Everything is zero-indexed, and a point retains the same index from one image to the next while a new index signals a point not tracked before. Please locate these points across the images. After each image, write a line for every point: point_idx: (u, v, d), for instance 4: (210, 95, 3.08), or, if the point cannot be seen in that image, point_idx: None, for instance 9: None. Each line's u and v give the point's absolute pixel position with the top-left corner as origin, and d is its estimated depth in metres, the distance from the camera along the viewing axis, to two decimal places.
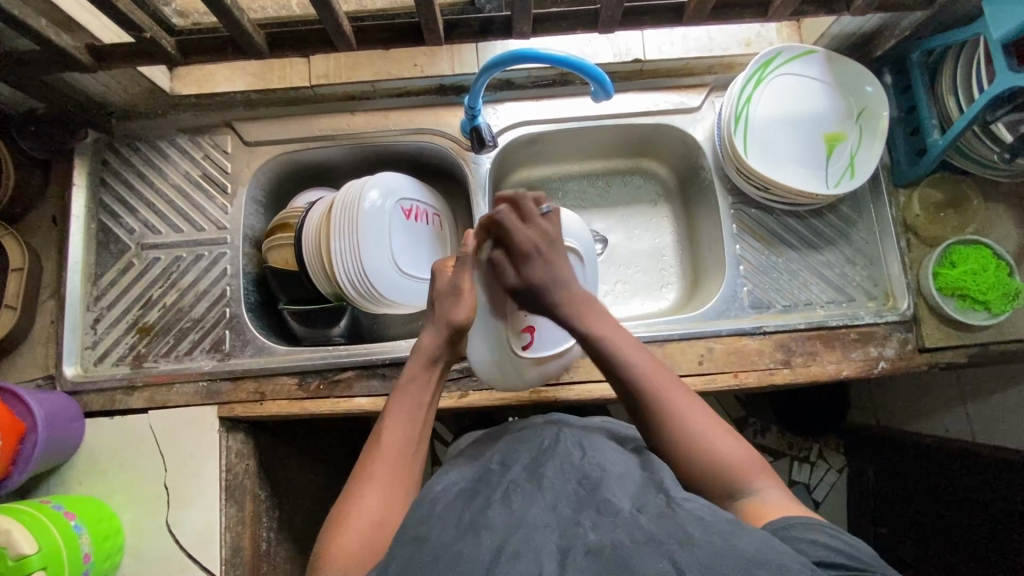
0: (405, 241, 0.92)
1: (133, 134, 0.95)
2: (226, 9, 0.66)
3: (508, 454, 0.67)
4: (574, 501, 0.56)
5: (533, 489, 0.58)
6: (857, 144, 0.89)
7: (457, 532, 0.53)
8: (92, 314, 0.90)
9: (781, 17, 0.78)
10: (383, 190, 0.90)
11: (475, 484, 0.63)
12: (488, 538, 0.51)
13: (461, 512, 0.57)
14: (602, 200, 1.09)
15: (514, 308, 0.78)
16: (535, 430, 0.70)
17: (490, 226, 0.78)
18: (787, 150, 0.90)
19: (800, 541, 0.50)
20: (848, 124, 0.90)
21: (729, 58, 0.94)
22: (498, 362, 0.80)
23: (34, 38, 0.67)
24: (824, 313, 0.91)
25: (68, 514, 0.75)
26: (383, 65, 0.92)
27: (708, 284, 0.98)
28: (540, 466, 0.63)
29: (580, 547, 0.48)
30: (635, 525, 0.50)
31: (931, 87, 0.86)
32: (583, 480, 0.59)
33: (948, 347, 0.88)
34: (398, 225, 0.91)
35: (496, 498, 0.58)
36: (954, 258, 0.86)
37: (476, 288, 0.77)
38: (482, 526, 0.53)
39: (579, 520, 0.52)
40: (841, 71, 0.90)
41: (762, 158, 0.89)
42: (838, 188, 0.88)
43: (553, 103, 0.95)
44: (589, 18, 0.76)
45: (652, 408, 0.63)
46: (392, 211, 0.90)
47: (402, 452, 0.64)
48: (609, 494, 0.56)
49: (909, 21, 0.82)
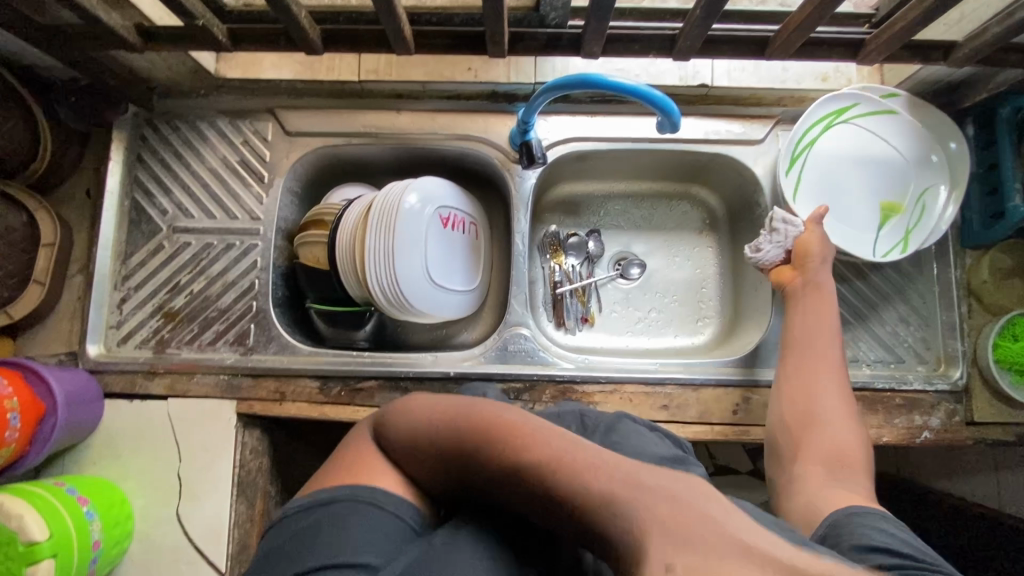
0: (443, 245, 0.89)
1: (173, 111, 0.92)
2: (284, 4, 0.62)
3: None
4: None
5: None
6: (927, 206, 0.85)
7: None
8: (118, 294, 0.89)
9: (872, 62, 0.74)
10: (429, 186, 0.87)
11: None
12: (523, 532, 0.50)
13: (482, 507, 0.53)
14: (646, 223, 1.03)
15: (842, 172, 0.87)
16: (555, 412, 0.67)
17: (860, 126, 0.86)
18: (853, 192, 0.87)
19: (870, 526, 0.53)
20: (925, 179, 0.85)
21: (802, 92, 0.88)
22: (835, 227, 0.85)
23: (84, 16, 0.65)
24: (870, 373, 0.87)
25: (81, 499, 0.74)
26: (435, 66, 0.89)
27: (749, 327, 0.94)
28: None
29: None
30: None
31: (1016, 147, 0.80)
32: None
33: (998, 424, 0.84)
34: (435, 227, 0.88)
35: None
36: (1017, 331, 0.81)
37: (868, 174, 0.86)
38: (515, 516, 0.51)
39: None
40: (927, 121, 0.84)
41: (821, 197, 0.86)
42: (915, 236, 0.85)
43: (607, 121, 0.90)
44: (662, 43, 0.73)
45: (807, 368, 0.74)
46: (430, 204, 0.87)
47: (481, 439, 0.48)
48: None
49: (1007, 76, 0.76)
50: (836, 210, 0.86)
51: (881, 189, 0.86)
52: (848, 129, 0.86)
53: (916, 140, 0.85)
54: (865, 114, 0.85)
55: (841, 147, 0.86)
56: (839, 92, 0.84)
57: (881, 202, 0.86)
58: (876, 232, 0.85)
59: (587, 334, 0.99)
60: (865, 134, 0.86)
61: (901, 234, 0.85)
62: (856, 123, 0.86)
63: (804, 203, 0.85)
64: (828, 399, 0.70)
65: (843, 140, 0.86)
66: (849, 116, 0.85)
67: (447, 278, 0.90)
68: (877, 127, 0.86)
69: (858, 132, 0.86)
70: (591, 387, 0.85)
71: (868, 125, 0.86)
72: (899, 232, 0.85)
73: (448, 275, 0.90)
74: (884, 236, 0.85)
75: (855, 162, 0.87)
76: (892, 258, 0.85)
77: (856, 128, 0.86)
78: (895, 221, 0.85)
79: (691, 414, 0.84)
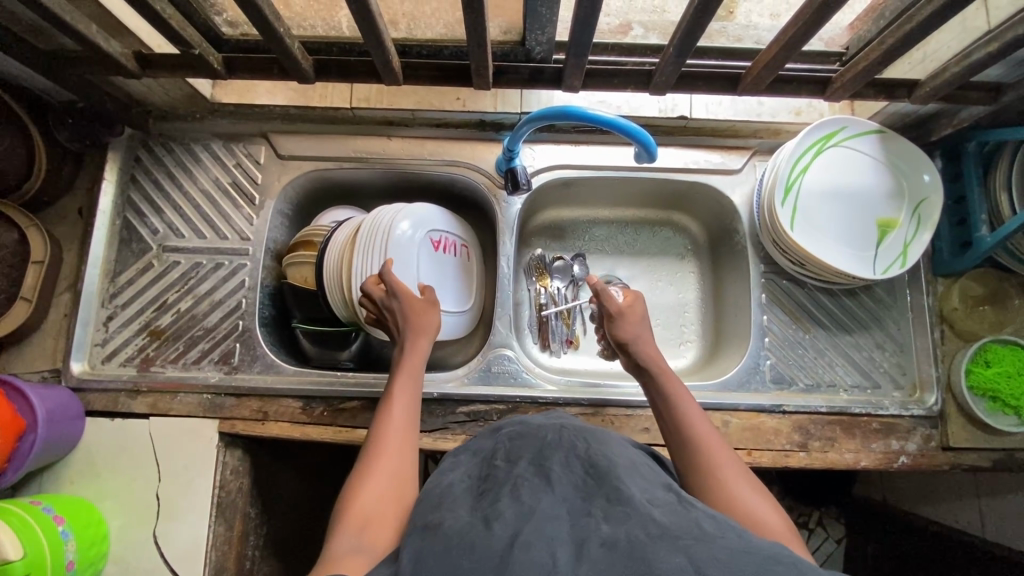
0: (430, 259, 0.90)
1: (168, 134, 0.95)
2: (279, 37, 0.65)
3: (512, 446, 0.59)
4: (583, 492, 0.50)
5: (541, 482, 0.51)
6: (914, 229, 0.86)
7: (467, 523, 0.47)
8: (105, 311, 0.90)
9: (839, 98, 0.78)
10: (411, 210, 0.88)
11: (483, 480, 0.55)
12: (500, 530, 0.45)
13: (470, 508, 0.50)
14: (628, 248, 1.06)
15: (832, 194, 0.88)
16: (534, 426, 0.61)
17: (844, 150, 0.88)
18: (840, 219, 0.88)
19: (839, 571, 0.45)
20: (907, 204, 0.87)
21: (776, 125, 0.92)
22: (829, 252, 0.87)
23: (85, 44, 0.67)
24: (846, 398, 0.88)
25: (57, 518, 0.73)
26: (425, 95, 0.92)
27: (730, 351, 0.95)
28: (545, 458, 0.55)
29: (595, 540, 0.44)
30: (648, 517, 0.46)
31: (983, 179, 0.83)
32: (589, 469, 0.53)
33: (972, 449, 0.85)
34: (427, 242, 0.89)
35: (504, 492, 0.50)
36: (989, 357, 0.83)
37: (857, 195, 0.88)
38: (493, 516, 0.47)
39: (590, 510, 0.48)
40: (902, 152, 0.87)
41: (811, 225, 0.87)
42: (916, 251, 0.86)
43: (590, 150, 0.94)
44: (640, 78, 0.76)
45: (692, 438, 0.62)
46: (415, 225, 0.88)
47: (409, 409, 0.66)
48: (620, 484, 0.50)
49: (970, 113, 0.79)
50: (830, 234, 0.88)
51: (875, 209, 0.88)
52: (836, 155, 0.88)
53: (902, 161, 0.87)
54: (850, 140, 0.87)
55: (829, 172, 0.88)
56: (825, 117, 0.86)
57: (876, 221, 0.88)
58: (876, 249, 0.87)
59: (571, 357, 1.00)
60: (852, 159, 0.88)
61: (900, 248, 0.87)
62: (844, 146, 0.88)
63: (800, 229, 0.86)
64: (728, 466, 0.59)
65: (831, 165, 0.88)
66: (836, 141, 0.87)
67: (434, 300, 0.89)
68: (861, 149, 0.88)
69: (845, 156, 0.88)
70: (573, 408, 0.86)
71: (853, 150, 0.88)
72: (897, 247, 0.87)
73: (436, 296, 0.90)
74: (883, 253, 0.87)
75: (845, 186, 0.88)
76: (892, 274, 0.86)
77: (844, 153, 0.88)
78: (893, 237, 0.87)
79: None
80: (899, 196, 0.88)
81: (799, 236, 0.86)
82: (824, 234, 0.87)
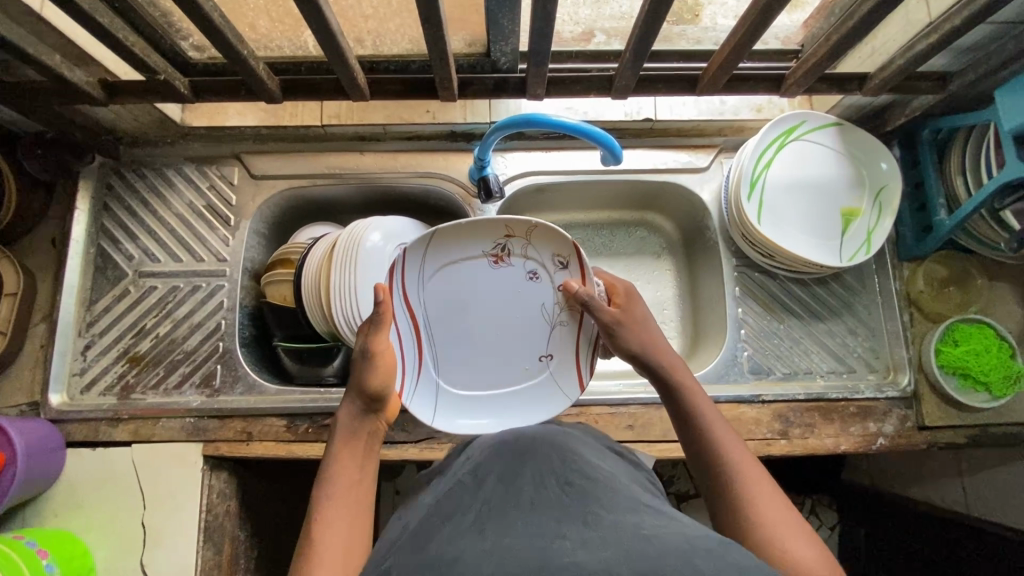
0: (458, 300, 0.73)
1: (139, 159, 0.94)
2: (243, 59, 0.66)
3: (486, 474, 0.59)
4: (558, 515, 0.50)
5: (515, 510, 0.51)
6: (877, 217, 0.89)
7: (436, 551, 0.46)
8: (82, 340, 0.89)
9: (794, 94, 0.80)
10: (478, 220, 0.70)
11: (455, 506, 0.54)
12: (467, 560, 0.44)
13: (440, 534, 0.50)
14: (605, 249, 1.08)
15: (797, 190, 0.91)
16: (513, 450, 0.62)
17: (803, 146, 0.91)
18: (804, 213, 0.90)
19: None
20: (867, 194, 0.90)
21: (739, 122, 0.95)
22: (796, 246, 0.89)
23: (49, 74, 0.68)
24: (823, 384, 0.90)
25: (41, 552, 0.72)
26: (395, 109, 0.94)
27: (708, 345, 0.97)
28: (521, 484, 0.55)
29: (568, 557, 0.43)
30: (623, 534, 0.45)
31: (939, 165, 0.87)
32: (566, 494, 0.53)
33: (948, 427, 0.87)
34: (461, 263, 0.73)
35: (477, 521, 0.50)
36: (957, 337, 0.86)
37: (822, 189, 0.91)
38: (463, 546, 0.46)
39: (564, 532, 0.47)
40: (858, 144, 0.90)
41: (777, 220, 0.89)
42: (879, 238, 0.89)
43: (561, 155, 0.96)
44: (603, 83, 0.79)
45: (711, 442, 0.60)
46: (483, 228, 0.71)
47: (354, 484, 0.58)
48: (594, 508, 0.50)
49: (922, 101, 0.82)
50: (795, 231, 0.90)
51: (836, 200, 0.90)
52: (786, 168, 0.90)
53: (861, 151, 0.90)
54: (808, 136, 0.90)
55: (790, 167, 0.90)
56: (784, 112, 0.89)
57: (839, 211, 0.90)
58: (841, 239, 0.90)
59: None
60: (811, 155, 0.91)
61: (865, 235, 0.89)
62: (805, 139, 0.90)
63: (768, 224, 0.89)
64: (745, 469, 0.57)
65: (793, 159, 0.90)
66: (795, 135, 0.90)
67: (530, 334, 0.76)
68: (821, 143, 0.90)
69: (805, 151, 0.91)
70: None
71: (810, 147, 0.91)
72: (862, 234, 0.90)
73: (506, 340, 0.76)
74: (848, 240, 0.90)
75: (809, 180, 0.91)
76: (859, 260, 0.89)
77: (806, 147, 0.91)
78: (857, 224, 0.90)
79: (656, 432, 0.86)
80: (859, 187, 0.90)
81: (767, 229, 0.88)
82: (791, 227, 0.90)
